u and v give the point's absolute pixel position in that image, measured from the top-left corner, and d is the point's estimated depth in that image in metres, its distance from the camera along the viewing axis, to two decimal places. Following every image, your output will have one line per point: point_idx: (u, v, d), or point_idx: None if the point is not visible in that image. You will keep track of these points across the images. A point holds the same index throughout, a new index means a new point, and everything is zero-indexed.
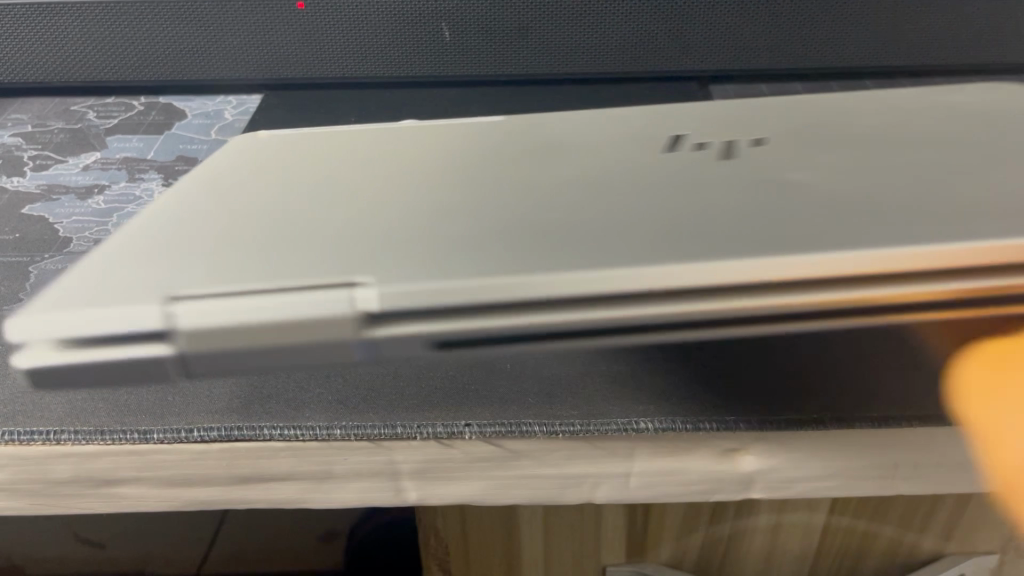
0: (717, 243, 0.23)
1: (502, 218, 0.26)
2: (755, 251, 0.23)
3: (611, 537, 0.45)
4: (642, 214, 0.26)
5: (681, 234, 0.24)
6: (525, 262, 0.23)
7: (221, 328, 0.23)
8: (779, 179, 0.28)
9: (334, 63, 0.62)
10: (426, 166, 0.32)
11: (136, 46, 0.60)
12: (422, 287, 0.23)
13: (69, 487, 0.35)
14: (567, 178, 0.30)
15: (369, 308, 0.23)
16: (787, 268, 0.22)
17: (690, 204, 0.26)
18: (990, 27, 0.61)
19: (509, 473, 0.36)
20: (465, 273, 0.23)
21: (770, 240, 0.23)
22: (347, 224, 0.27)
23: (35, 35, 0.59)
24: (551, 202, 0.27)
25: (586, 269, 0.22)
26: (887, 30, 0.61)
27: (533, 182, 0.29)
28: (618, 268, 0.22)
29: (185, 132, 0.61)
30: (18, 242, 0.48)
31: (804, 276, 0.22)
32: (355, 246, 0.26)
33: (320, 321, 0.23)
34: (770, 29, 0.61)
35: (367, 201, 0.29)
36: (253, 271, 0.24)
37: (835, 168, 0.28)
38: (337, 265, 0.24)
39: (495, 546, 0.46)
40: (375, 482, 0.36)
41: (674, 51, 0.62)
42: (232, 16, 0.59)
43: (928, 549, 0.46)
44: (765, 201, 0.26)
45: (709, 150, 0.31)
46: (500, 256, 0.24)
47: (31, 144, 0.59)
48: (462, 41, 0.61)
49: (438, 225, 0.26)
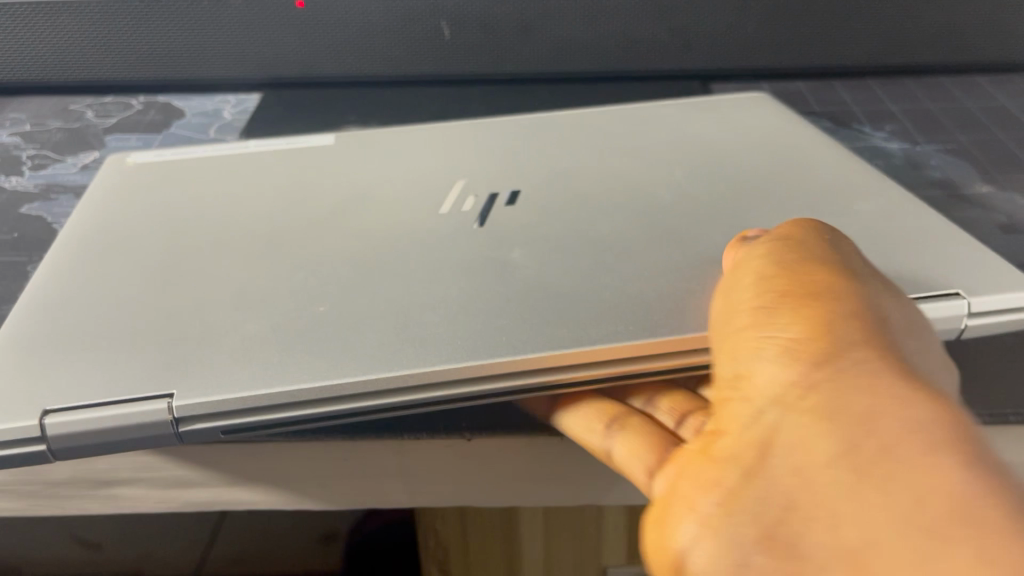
0: (567, 315, 0.30)
1: (402, 280, 0.33)
2: (602, 330, 0.29)
3: (612, 537, 0.44)
4: (524, 279, 0.33)
5: (556, 301, 0.31)
6: (436, 333, 0.30)
7: (205, 408, 0.28)
8: (613, 239, 0.35)
9: (334, 61, 0.62)
10: (337, 214, 0.38)
11: (135, 46, 0.60)
12: (350, 365, 0.29)
13: (65, 488, 0.35)
14: (452, 243, 0.35)
15: (285, 385, 0.28)
16: (624, 346, 0.29)
17: (543, 258, 0.34)
18: (994, 25, 0.61)
19: (507, 472, 0.36)
20: (381, 349, 0.29)
21: (632, 319, 0.30)
22: (289, 291, 0.33)
23: (33, 34, 0.58)
24: (448, 268, 0.34)
25: (482, 357, 0.29)
26: (889, 28, 0.61)
27: (422, 236, 0.36)
28: (526, 351, 0.29)
29: (184, 131, 0.60)
30: (15, 242, 0.48)
31: (610, 356, 0.29)
32: (291, 294, 0.32)
33: (257, 406, 0.28)
34: (772, 27, 0.61)
35: (267, 278, 0.34)
36: (220, 327, 0.31)
37: (642, 219, 0.36)
38: (280, 331, 0.30)
39: (496, 547, 0.46)
40: (373, 481, 0.36)
41: (675, 49, 0.62)
42: (230, 15, 0.59)
43: None
44: (609, 265, 0.33)
45: (579, 221, 0.37)
46: (404, 327, 0.30)
47: (29, 143, 0.59)
48: (462, 39, 0.61)
49: (358, 287, 0.33)
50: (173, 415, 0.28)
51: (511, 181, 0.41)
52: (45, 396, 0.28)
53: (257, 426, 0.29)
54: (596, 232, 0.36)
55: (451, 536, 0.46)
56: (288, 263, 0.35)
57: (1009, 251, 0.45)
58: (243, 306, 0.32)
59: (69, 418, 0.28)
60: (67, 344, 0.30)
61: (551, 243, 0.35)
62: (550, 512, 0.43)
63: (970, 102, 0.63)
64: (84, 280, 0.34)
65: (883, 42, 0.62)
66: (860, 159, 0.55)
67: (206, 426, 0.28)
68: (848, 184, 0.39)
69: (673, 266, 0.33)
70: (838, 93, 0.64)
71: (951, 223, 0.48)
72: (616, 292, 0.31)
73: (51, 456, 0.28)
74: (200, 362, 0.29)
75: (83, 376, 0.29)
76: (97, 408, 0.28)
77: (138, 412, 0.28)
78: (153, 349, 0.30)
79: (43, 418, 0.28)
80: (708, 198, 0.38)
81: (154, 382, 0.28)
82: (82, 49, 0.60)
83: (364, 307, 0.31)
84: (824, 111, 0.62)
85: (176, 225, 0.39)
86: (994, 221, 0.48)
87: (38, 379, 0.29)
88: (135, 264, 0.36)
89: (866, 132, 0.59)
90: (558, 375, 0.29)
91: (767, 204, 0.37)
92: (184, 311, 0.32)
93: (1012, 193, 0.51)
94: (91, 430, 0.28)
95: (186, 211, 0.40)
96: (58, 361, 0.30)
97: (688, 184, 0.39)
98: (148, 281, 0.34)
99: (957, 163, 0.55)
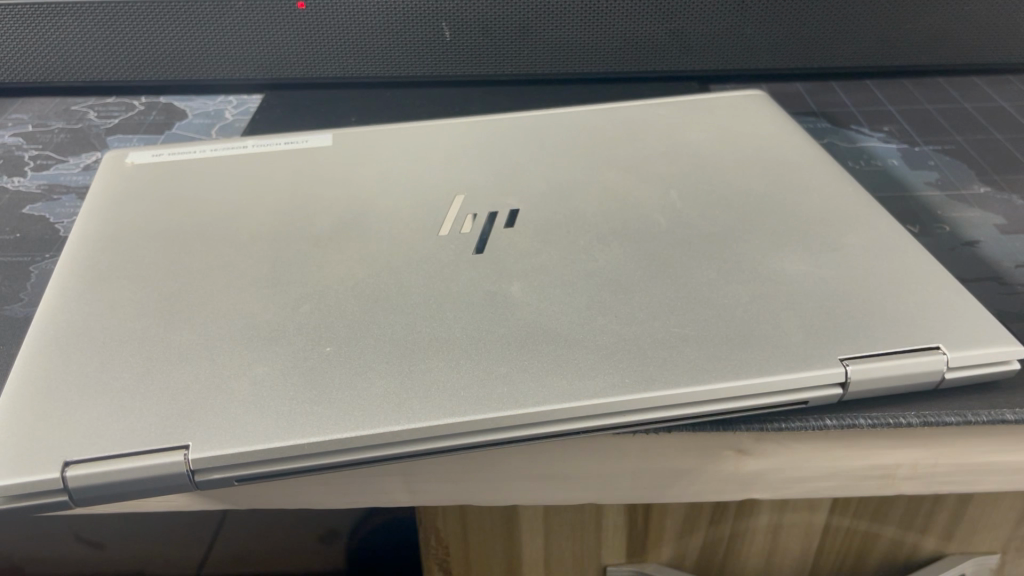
0: (568, 364, 0.31)
1: (405, 316, 0.33)
2: (602, 377, 0.30)
3: (611, 536, 0.45)
4: (526, 319, 0.33)
5: (556, 347, 0.31)
6: (441, 378, 0.30)
7: (219, 461, 0.29)
8: (611, 274, 0.35)
9: (334, 63, 0.62)
10: (337, 236, 0.39)
11: (136, 48, 0.60)
12: (357, 416, 0.29)
13: None
14: (453, 274, 0.36)
15: (295, 440, 0.29)
16: (624, 398, 0.29)
17: (543, 294, 0.34)
18: (993, 27, 0.61)
19: (508, 472, 0.36)
20: (385, 401, 0.30)
21: (631, 369, 0.30)
22: (295, 326, 0.33)
23: (34, 35, 0.59)
24: (450, 304, 0.34)
25: (486, 411, 0.29)
26: (888, 30, 0.61)
27: (423, 267, 0.36)
28: (528, 405, 0.29)
29: (185, 132, 0.61)
30: (18, 242, 0.48)
31: (610, 405, 0.29)
32: (296, 333, 0.33)
33: (273, 459, 0.29)
34: (771, 29, 0.61)
35: (269, 314, 0.34)
36: (230, 369, 0.31)
37: (637, 248, 0.37)
38: (288, 374, 0.31)
39: (497, 546, 0.46)
40: (375, 481, 0.36)
41: (675, 51, 0.62)
42: (231, 16, 0.59)
43: (929, 548, 0.45)
44: (607, 304, 0.33)
45: (582, 252, 0.37)
46: (408, 371, 0.31)
47: (31, 144, 0.59)
48: (462, 41, 0.61)
49: (362, 324, 0.33)
50: (191, 467, 0.29)
51: (509, 197, 0.41)
52: (64, 447, 0.29)
53: (268, 475, 0.29)
54: (595, 265, 0.36)
55: (451, 534, 0.45)
56: (292, 295, 0.35)
57: (1005, 251, 0.46)
58: (253, 344, 0.32)
59: (92, 469, 0.28)
60: (77, 391, 0.31)
61: (550, 276, 0.35)
62: (550, 511, 0.43)
63: (968, 103, 0.63)
64: (93, 311, 0.35)
65: (881, 45, 0.62)
66: (857, 161, 0.56)
67: (223, 476, 0.29)
68: (842, 211, 0.39)
69: (671, 304, 0.33)
70: (837, 95, 0.65)
71: (948, 224, 0.48)
72: (616, 336, 0.32)
73: (73, 503, 0.29)
74: (213, 406, 0.30)
75: (100, 425, 0.30)
76: (118, 459, 0.29)
77: (156, 464, 0.28)
78: (165, 394, 0.31)
79: (65, 470, 0.28)
80: (705, 223, 0.38)
81: (169, 432, 0.29)
82: (83, 50, 0.60)
83: (368, 348, 0.32)
84: (823, 112, 0.62)
85: (180, 246, 0.39)
86: (992, 222, 0.49)
87: (56, 426, 0.30)
88: (141, 292, 0.36)
89: (864, 133, 0.60)
90: (558, 423, 0.30)
91: (765, 228, 0.38)
92: (194, 349, 0.32)
93: (1008, 193, 0.52)
94: (122, 478, 0.29)
95: (188, 227, 0.40)
96: (74, 407, 0.30)
97: (684, 206, 0.40)
98: (156, 312, 0.35)
99: (955, 163, 0.56)
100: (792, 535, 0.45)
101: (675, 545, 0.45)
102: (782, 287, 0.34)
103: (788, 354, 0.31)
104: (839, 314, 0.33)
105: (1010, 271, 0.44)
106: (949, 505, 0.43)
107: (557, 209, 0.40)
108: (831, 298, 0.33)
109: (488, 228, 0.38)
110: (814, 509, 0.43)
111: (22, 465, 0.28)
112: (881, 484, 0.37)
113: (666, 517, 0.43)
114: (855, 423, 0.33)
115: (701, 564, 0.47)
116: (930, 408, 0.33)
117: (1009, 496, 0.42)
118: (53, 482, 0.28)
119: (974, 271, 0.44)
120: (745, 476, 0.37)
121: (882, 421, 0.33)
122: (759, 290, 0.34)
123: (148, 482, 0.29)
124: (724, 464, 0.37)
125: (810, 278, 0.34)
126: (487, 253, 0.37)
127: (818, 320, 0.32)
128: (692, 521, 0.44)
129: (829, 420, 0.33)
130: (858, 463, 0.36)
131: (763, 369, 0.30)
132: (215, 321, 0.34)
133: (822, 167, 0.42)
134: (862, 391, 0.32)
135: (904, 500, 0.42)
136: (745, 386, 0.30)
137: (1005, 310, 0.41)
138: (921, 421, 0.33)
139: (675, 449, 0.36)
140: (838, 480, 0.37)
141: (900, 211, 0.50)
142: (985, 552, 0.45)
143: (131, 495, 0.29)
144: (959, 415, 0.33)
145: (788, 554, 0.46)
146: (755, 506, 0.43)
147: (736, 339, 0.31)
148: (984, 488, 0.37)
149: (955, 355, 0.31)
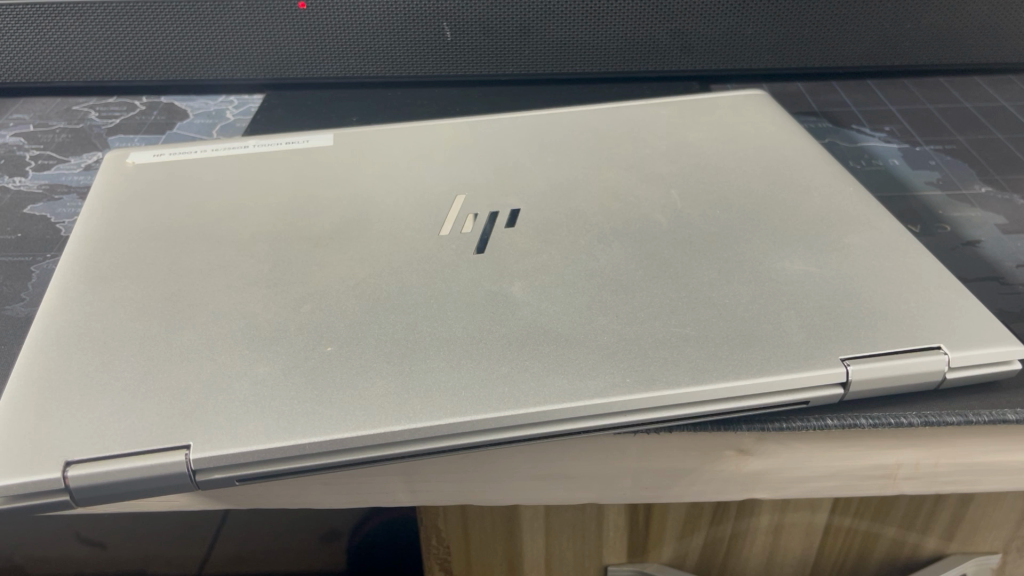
0: (569, 364, 0.31)
1: (405, 316, 0.33)
2: (604, 381, 0.30)
3: (611, 536, 0.45)
4: (526, 319, 0.33)
5: (557, 347, 0.31)
6: (440, 379, 0.30)
7: (220, 461, 0.29)
8: (611, 274, 0.35)
9: (334, 63, 0.62)
10: (337, 236, 0.39)
11: (135, 49, 0.60)
12: (357, 416, 0.29)
13: None
14: (453, 274, 0.36)
15: (295, 439, 0.29)
16: (623, 397, 0.29)
17: (543, 294, 0.34)
18: (994, 26, 0.61)
19: (510, 472, 0.36)
20: (386, 402, 0.30)
21: (632, 368, 0.30)
22: (295, 326, 0.33)
23: (35, 36, 0.59)
24: (450, 304, 0.34)
25: (486, 411, 0.29)
26: (889, 28, 0.61)
27: (423, 267, 0.36)
28: (528, 405, 0.29)
29: (185, 131, 0.61)
30: (18, 242, 0.48)
31: (610, 403, 0.29)
32: (297, 333, 0.33)
33: (274, 460, 0.29)
34: (770, 26, 0.61)
35: (267, 317, 0.34)
36: (230, 370, 0.31)
37: (638, 248, 0.37)
38: (288, 375, 0.31)
39: (497, 544, 0.46)
40: (375, 482, 0.36)
41: (675, 49, 0.62)
42: (231, 16, 0.59)
43: (929, 548, 0.45)
44: (608, 303, 0.33)
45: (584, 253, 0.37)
46: (410, 371, 0.31)
47: (32, 145, 0.60)
48: (463, 41, 0.62)
49: (362, 323, 0.33)
50: (191, 467, 0.29)
51: (509, 197, 0.41)
52: (64, 447, 0.29)
53: (269, 475, 0.29)
54: (595, 265, 0.36)
55: (452, 533, 0.45)
56: (292, 296, 0.35)
57: (1007, 251, 0.46)
58: (252, 345, 0.32)
59: (91, 470, 0.28)
60: (73, 390, 0.31)
61: (550, 275, 0.35)
62: (550, 511, 0.43)
63: (968, 103, 0.63)
64: (93, 311, 0.35)
65: (880, 44, 0.62)
66: (858, 161, 0.56)
67: (223, 476, 0.29)
68: (843, 211, 0.39)
69: (672, 304, 0.33)
70: (837, 94, 0.65)
71: (949, 224, 0.48)
72: (616, 335, 0.32)
73: (74, 503, 0.29)
74: (213, 406, 0.30)
75: (99, 425, 0.30)
76: (119, 459, 0.29)
77: (157, 464, 0.28)
78: (164, 394, 0.31)
79: (65, 470, 0.28)
80: (705, 223, 0.38)
81: (169, 432, 0.29)
82: (83, 50, 0.60)
83: (369, 348, 0.32)
84: (824, 112, 0.62)
85: (181, 246, 0.39)
86: (993, 222, 0.48)
87: (56, 426, 0.30)
88: (142, 292, 0.36)
89: (865, 133, 0.60)
90: (558, 423, 0.30)
91: (765, 228, 0.38)
92: (194, 349, 0.32)
93: (1010, 193, 0.52)
94: (117, 479, 0.29)
95: (188, 228, 0.40)
96: (75, 407, 0.30)
97: (685, 206, 0.40)
98: (156, 312, 0.35)
99: (957, 163, 0.56)
100: (793, 535, 0.45)
101: (676, 545, 0.45)
102: (783, 287, 0.34)
103: (788, 354, 0.31)
104: (839, 313, 0.33)
105: (1010, 270, 0.44)
106: (950, 505, 0.43)
107: (557, 209, 0.40)
108: (832, 297, 0.33)
109: (485, 228, 0.38)
110: (816, 509, 0.43)
111: (23, 465, 0.28)
112: (881, 484, 0.37)
113: (667, 518, 0.43)
114: (855, 424, 0.33)
115: (701, 563, 0.47)
116: (929, 409, 0.33)
117: (1010, 497, 0.42)
118: (53, 482, 0.28)
119: (974, 271, 0.44)
120: (747, 476, 0.37)
121: (883, 421, 0.33)
122: (759, 290, 0.34)
123: (148, 481, 0.29)
124: (725, 464, 0.37)
125: (811, 278, 0.34)
126: (487, 253, 0.37)
127: (819, 320, 0.32)
128: (694, 522, 0.44)
129: (830, 420, 0.33)
130: (857, 464, 0.36)
131: (762, 369, 0.30)
132: (215, 322, 0.34)
133: (823, 167, 0.42)
134: (863, 391, 0.31)
135: (905, 500, 0.42)
136: (746, 385, 0.30)
137: (1005, 309, 0.41)
138: (923, 421, 0.33)
139: (675, 450, 0.36)
140: (838, 480, 0.37)
141: (900, 211, 0.50)
142: (987, 552, 0.45)
143: (131, 495, 0.29)
144: (960, 415, 0.33)
145: (790, 554, 0.46)
146: (756, 505, 0.43)
147: (737, 339, 0.32)
148: (984, 488, 0.37)
149: (955, 356, 0.31)
